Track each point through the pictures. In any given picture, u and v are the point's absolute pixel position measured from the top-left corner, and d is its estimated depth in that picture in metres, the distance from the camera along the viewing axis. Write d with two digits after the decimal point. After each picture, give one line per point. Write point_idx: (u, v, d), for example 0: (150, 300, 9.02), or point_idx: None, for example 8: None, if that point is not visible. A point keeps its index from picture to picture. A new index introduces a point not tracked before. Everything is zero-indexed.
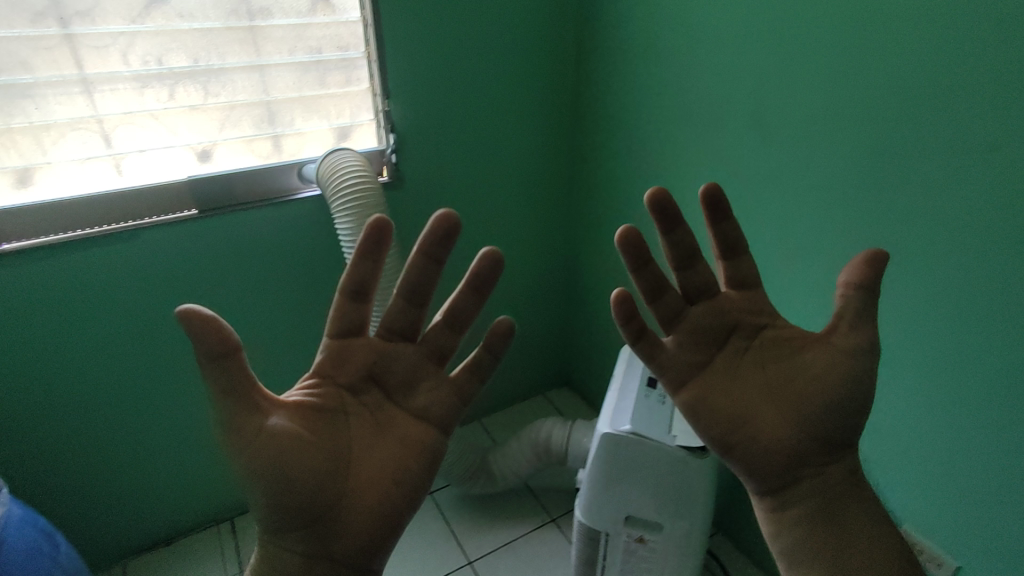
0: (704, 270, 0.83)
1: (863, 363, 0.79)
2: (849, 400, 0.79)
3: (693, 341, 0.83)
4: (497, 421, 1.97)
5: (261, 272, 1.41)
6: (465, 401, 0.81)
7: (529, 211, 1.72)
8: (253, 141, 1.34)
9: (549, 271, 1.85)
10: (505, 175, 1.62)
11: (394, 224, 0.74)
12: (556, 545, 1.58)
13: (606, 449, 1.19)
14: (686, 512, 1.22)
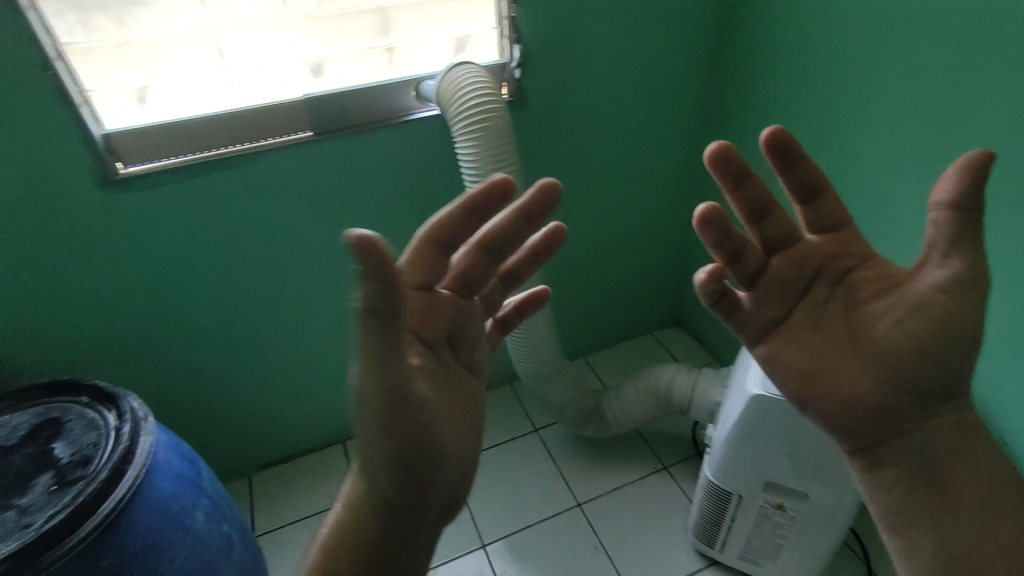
0: (782, 221, 0.66)
1: (970, 303, 0.60)
2: (948, 347, 0.61)
3: (772, 297, 0.68)
4: (605, 358, 1.88)
5: (374, 197, 1.32)
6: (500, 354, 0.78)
7: (659, 135, 1.52)
8: (367, 53, 1.22)
9: (672, 203, 1.67)
10: (636, 92, 1.42)
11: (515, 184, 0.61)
12: (669, 494, 1.51)
13: (752, 412, 1.07)
14: (839, 485, 1.08)
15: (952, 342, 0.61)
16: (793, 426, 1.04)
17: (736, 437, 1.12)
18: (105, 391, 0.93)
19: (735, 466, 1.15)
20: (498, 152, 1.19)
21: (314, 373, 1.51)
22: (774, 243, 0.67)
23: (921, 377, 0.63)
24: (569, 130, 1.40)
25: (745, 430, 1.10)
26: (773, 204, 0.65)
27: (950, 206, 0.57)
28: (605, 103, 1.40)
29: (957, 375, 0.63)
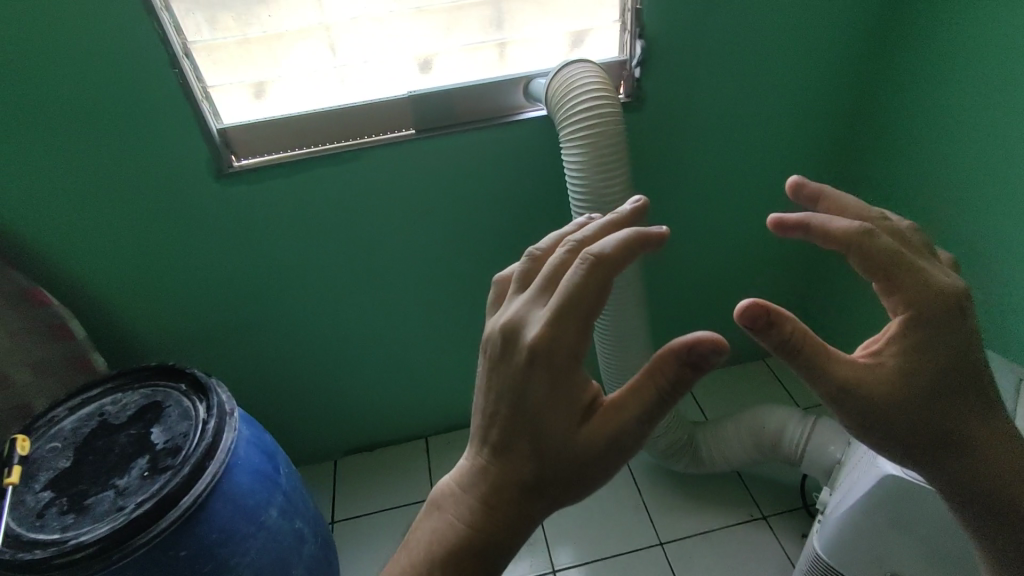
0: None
1: (869, 401, 0.66)
2: (883, 432, 0.70)
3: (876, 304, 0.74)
4: (705, 382, 1.71)
5: (472, 200, 1.26)
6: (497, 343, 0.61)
7: (797, 145, 1.32)
8: (479, 48, 1.15)
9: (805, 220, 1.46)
10: (775, 96, 1.24)
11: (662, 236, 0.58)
12: (765, 550, 1.35)
13: (879, 493, 0.89)
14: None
15: (888, 427, 0.69)
16: (936, 521, 0.86)
17: (859, 519, 0.94)
18: (201, 381, 0.97)
19: (856, 552, 0.98)
20: (611, 162, 1.08)
21: (400, 370, 1.51)
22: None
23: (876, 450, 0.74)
24: (691, 137, 1.25)
25: (867, 511, 0.93)
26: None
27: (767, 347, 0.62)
28: (737, 108, 1.23)
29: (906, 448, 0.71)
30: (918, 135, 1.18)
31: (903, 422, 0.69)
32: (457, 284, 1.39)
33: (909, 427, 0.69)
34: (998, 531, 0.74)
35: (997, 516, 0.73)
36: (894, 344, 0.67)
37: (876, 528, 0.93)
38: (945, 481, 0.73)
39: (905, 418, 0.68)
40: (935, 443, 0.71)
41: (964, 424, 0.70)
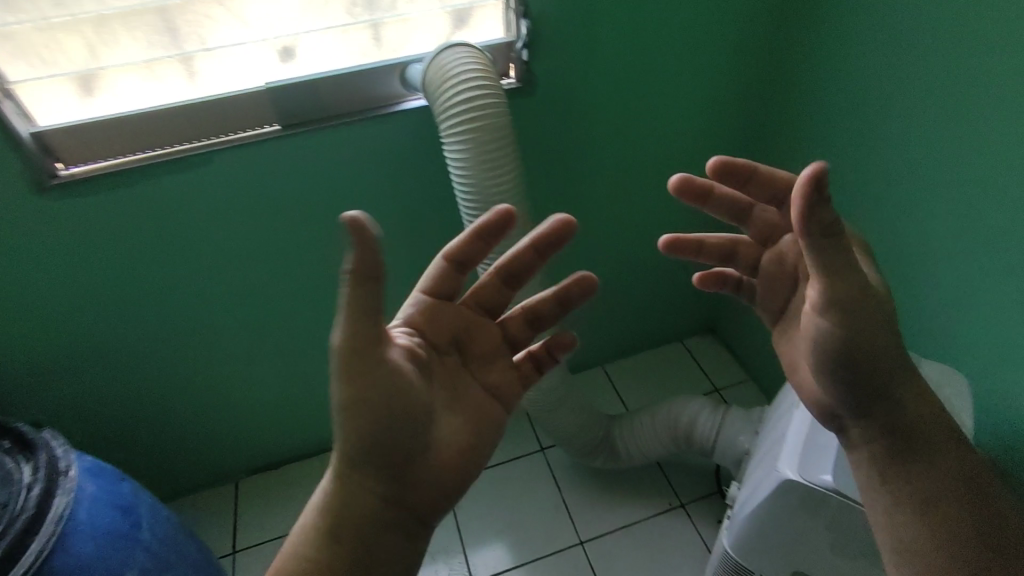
0: (765, 216, 0.68)
1: (874, 305, 0.57)
2: (866, 349, 0.59)
3: (769, 284, 0.70)
4: (624, 368, 1.69)
5: (356, 200, 1.15)
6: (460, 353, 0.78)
7: (700, 127, 1.27)
8: (348, 30, 1.02)
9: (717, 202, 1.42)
10: (674, 77, 1.17)
11: (513, 212, 0.71)
12: (683, 539, 1.34)
13: (779, 496, 0.87)
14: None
15: (870, 342, 0.59)
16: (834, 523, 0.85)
17: (762, 522, 0.93)
18: (28, 438, 0.85)
19: (764, 552, 0.96)
20: (499, 155, 0.99)
21: (299, 384, 1.40)
22: (759, 244, 0.70)
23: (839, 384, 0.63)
24: (590, 124, 1.18)
25: (770, 514, 0.91)
26: (745, 209, 0.68)
27: (796, 231, 0.51)
28: (638, 89, 1.15)
29: (875, 377, 0.62)
30: (819, 113, 1.14)
31: (882, 341, 0.59)
32: None
33: (885, 349, 0.60)
34: (947, 494, 0.64)
35: (946, 472, 0.64)
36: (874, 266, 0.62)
37: (779, 529, 0.91)
38: (901, 425, 0.64)
39: (886, 338, 0.59)
40: (898, 376, 0.63)
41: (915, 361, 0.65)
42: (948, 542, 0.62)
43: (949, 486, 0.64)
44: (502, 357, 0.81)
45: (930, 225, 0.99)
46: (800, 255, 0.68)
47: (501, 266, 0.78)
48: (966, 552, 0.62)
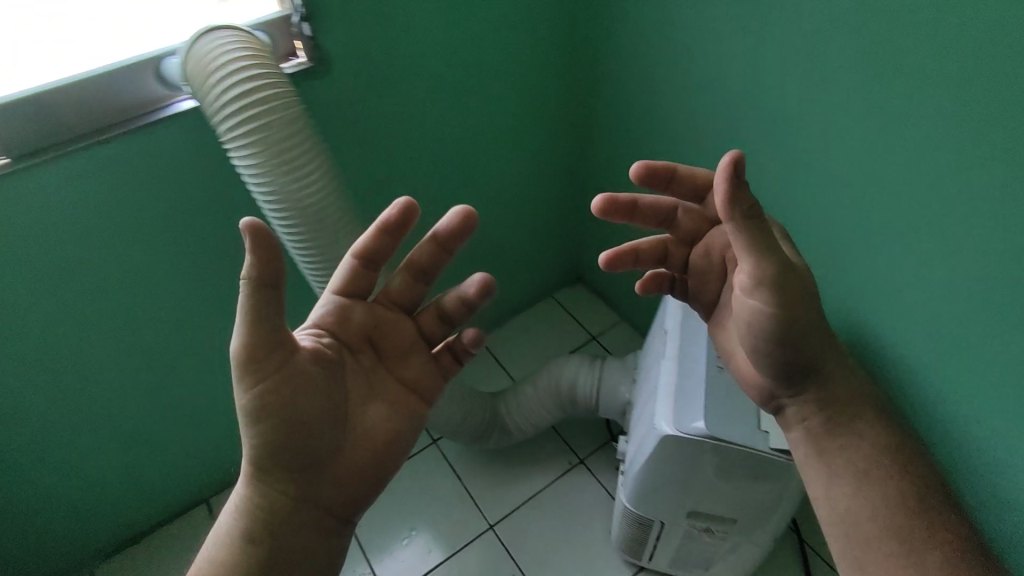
0: (691, 214, 0.65)
1: (797, 284, 0.54)
2: (798, 327, 0.56)
3: (703, 279, 0.66)
4: (503, 337, 1.65)
5: (143, 229, 0.95)
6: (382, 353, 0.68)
7: (523, 80, 1.21)
8: (69, 23, 0.80)
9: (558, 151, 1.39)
10: (486, 32, 1.08)
11: (417, 204, 0.63)
12: (587, 494, 1.36)
13: (662, 451, 0.87)
14: (766, 509, 0.93)
15: (800, 320, 0.55)
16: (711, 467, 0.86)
17: (648, 476, 0.93)
18: None
19: (657, 501, 0.98)
20: (298, 159, 0.85)
21: (136, 446, 1.20)
22: (688, 241, 0.66)
23: (774, 366, 0.60)
24: (406, 96, 1.06)
25: (657, 468, 0.91)
26: (671, 210, 0.65)
27: (726, 221, 0.47)
28: (446, 48, 1.05)
29: (807, 355, 0.59)
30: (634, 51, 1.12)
31: (811, 318, 0.56)
32: (171, 330, 1.09)
33: (815, 326, 0.57)
34: (889, 456, 0.59)
35: (885, 436, 0.60)
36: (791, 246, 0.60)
37: (668, 479, 0.92)
38: (825, 397, 0.62)
39: (812, 315, 0.56)
40: (823, 352, 0.60)
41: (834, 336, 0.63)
42: (911, 504, 0.56)
43: (890, 448, 0.60)
44: (419, 352, 0.69)
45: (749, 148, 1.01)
46: (726, 246, 0.64)
47: (410, 262, 0.68)
48: (930, 506, 0.56)
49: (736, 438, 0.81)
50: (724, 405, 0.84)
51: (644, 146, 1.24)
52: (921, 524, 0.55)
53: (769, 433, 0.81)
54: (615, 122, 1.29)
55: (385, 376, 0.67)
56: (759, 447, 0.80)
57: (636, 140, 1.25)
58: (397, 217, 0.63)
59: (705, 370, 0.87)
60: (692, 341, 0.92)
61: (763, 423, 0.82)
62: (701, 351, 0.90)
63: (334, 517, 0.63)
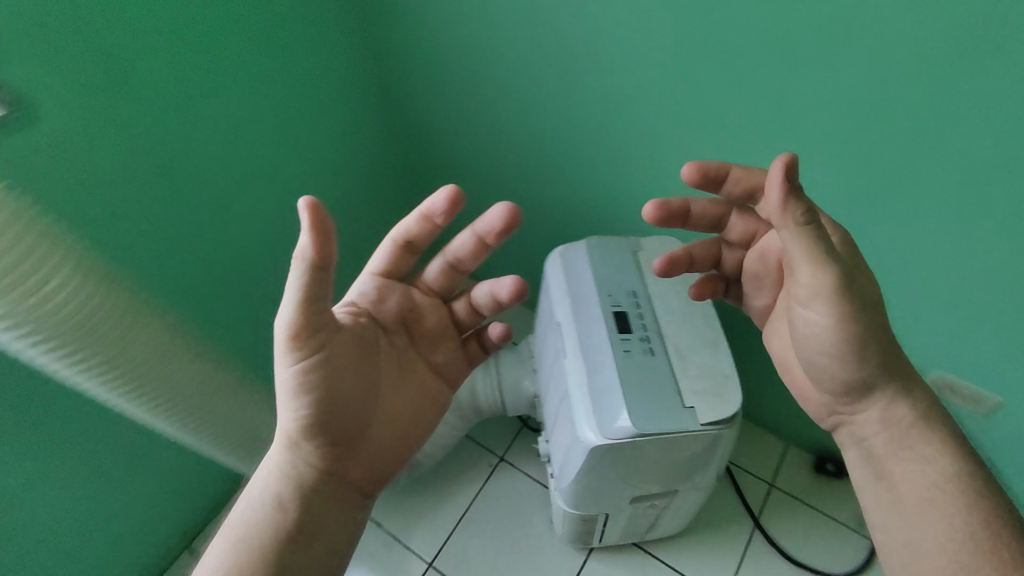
0: (747, 215, 0.54)
1: (863, 294, 0.46)
2: (865, 343, 0.48)
3: (755, 284, 0.55)
4: None
5: None
6: (417, 336, 0.64)
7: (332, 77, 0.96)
8: None
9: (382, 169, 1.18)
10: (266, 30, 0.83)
11: (460, 195, 0.56)
12: (518, 490, 1.28)
13: (594, 459, 0.79)
14: (703, 468, 0.90)
15: (866, 335, 0.48)
16: (647, 458, 0.80)
17: (584, 481, 0.86)
18: None
19: (599, 497, 0.91)
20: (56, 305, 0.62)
21: None
22: (743, 245, 0.56)
23: (833, 381, 0.51)
24: (182, 141, 0.77)
25: (592, 473, 0.83)
26: (724, 211, 0.55)
27: (781, 226, 0.43)
28: (216, 88, 0.80)
29: (874, 372, 0.50)
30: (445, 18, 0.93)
31: (881, 331, 0.48)
32: None
33: (885, 337, 0.49)
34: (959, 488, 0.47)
35: (958, 466, 0.48)
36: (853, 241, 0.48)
37: (606, 477, 0.85)
38: (882, 418, 0.51)
39: (877, 330, 0.48)
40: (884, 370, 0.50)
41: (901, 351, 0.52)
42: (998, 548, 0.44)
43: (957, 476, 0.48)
44: (451, 339, 0.66)
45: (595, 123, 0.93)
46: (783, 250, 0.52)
47: (448, 256, 0.63)
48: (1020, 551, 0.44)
49: (666, 425, 0.74)
50: (643, 393, 0.76)
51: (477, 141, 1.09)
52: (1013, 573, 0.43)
53: (697, 407, 0.76)
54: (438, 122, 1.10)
55: (414, 359, 0.64)
56: (691, 427, 0.74)
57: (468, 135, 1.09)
58: (441, 214, 0.57)
59: (614, 359, 0.79)
60: (591, 328, 0.82)
61: (686, 399, 0.76)
62: (603, 338, 0.81)
63: (363, 491, 0.59)
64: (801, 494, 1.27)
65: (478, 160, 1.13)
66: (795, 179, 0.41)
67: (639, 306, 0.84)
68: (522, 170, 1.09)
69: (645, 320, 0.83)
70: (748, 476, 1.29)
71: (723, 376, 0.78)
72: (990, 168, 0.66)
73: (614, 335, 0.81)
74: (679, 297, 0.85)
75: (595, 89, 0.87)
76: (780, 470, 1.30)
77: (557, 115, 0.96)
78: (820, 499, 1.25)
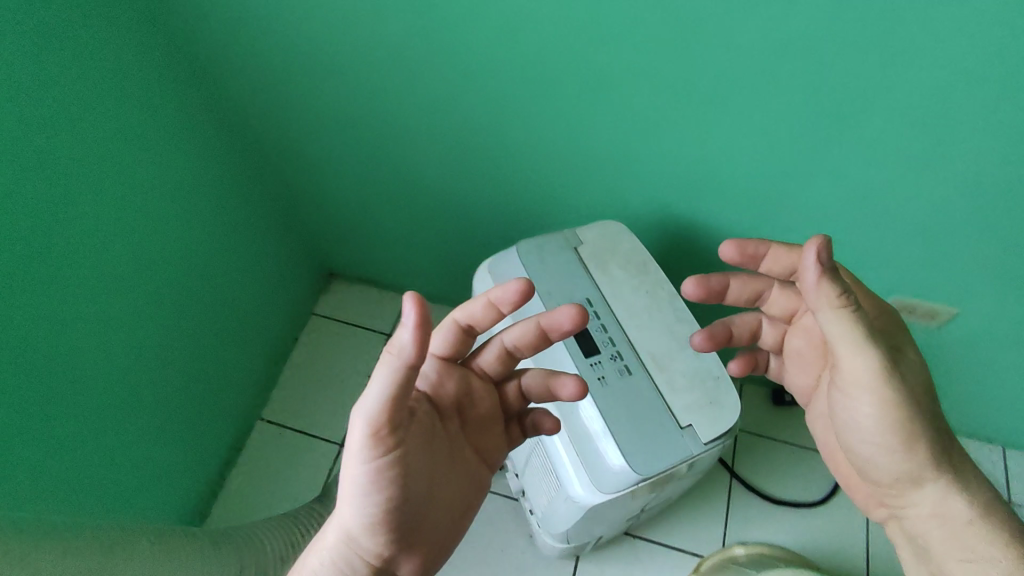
0: (787, 293, 0.58)
1: (907, 376, 0.49)
2: (915, 430, 0.49)
3: (800, 363, 0.58)
4: (284, 394, 1.29)
5: None
6: (472, 417, 0.50)
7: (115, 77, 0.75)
8: None
9: (228, 174, 0.98)
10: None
11: (532, 287, 0.45)
12: (488, 511, 1.16)
13: (592, 510, 0.66)
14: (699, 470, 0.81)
15: (918, 421, 0.49)
16: (647, 491, 0.68)
17: (577, 525, 0.74)
18: None
19: (594, 530, 0.80)
20: None
21: None
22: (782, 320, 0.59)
23: (882, 471, 0.52)
24: None
25: (589, 519, 0.71)
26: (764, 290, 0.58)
27: (816, 310, 0.45)
28: None
29: (927, 462, 0.50)
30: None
31: (928, 417, 0.50)
32: None
33: (936, 425, 0.50)
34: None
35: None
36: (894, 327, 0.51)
37: (603, 517, 0.73)
38: (943, 513, 0.51)
39: (924, 417, 0.49)
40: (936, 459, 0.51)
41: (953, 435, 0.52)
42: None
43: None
44: (498, 423, 0.53)
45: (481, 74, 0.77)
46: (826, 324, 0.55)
47: (503, 342, 0.51)
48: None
49: (667, 458, 0.63)
50: (632, 425, 0.64)
51: (348, 116, 0.91)
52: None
53: (694, 426, 0.65)
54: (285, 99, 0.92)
55: (468, 447, 0.50)
56: (694, 451, 0.64)
57: (333, 111, 0.91)
58: (511, 304, 0.45)
59: (589, 393, 0.65)
60: (553, 359, 0.68)
61: (680, 419, 0.65)
62: (570, 367, 0.67)
63: None
64: (764, 428, 1.25)
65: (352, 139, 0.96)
66: (827, 272, 0.43)
67: (599, 316, 0.71)
68: (409, 142, 0.92)
69: (610, 332, 0.70)
70: None
71: (713, 379, 0.67)
72: (916, 68, 0.60)
73: (581, 363, 0.67)
74: (639, 294, 0.72)
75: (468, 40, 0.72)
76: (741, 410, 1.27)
77: (432, 71, 0.79)
78: (783, 431, 1.24)
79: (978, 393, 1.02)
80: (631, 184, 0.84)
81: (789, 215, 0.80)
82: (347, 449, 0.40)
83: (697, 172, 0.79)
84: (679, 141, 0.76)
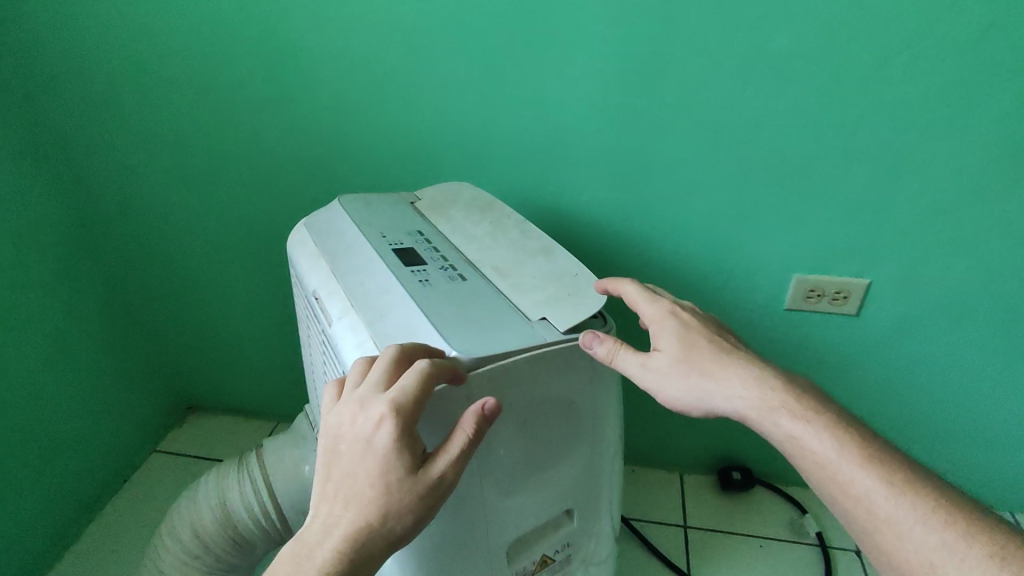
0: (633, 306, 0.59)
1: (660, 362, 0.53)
2: (677, 393, 0.53)
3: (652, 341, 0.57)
4: (86, 552, 0.98)
5: None
6: (333, 448, 0.43)
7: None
8: None
9: (25, 226, 0.86)
10: None
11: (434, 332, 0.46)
12: None
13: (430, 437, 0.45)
14: (603, 446, 0.59)
15: (676, 386, 0.53)
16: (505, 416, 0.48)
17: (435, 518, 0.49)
18: None
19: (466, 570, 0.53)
20: None
21: None
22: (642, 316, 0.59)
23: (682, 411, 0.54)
24: None
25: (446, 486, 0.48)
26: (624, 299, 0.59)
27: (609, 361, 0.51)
28: None
29: (702, 391, 0.53)
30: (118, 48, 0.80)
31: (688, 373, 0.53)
32: None
33: (703, 373, 0.53)
34: None
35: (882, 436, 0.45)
36: (669, 328, 0.55)
37: (470, 504, 0.50)
38: (731, 409, 0.52)
39: (685, 381, 0.53)
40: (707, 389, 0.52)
41: (732, 347, 0.54)
42: (911, 506, 0.44)
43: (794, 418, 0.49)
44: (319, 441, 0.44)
45: (310, 65, 0.77)
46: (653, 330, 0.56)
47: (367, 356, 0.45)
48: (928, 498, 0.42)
49: (510, 343, 0.47)
50: (469, 313, 0.49)
51: (208, 175, 0.89)
52: (943, 531, 0.43)
53: (549, 318, 0.50)
54: (118, 135, 0.87)
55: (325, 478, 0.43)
56: (550, 338, 0.48)
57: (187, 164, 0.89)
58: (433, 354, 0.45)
59: (405, 291, 0.50)
60: (363, 273, 0.53)
61: (529, 312, 0.50)
62: (382, 275, 0.52)
63: None
64: (718, 523, 0.99)
65: (207, 197, 0.91)
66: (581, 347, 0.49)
67: (430, 242, 0.58)
68: (274, 193, 0.89)
69: (442, 253, 0.57)
70: (652, 525, 0.99)
71: (571, 275, 0.54)
72: (728, 45, 0.67)
73: (400, 270, 0.53)
74: (480, 225, 0.61)
75: (335, 80, 0.77)
76: (685, 504, 1.02)
77: (294, 115, 0.81)
78: (746, 522, 1.00)
79: (924, 388, 0.90)
80: (483, 172, 0.81)
81: (660, 200, 0.79)
82: (410, 505, 0.41)
83: (558, 174, 0.79)
84: (517, 103, 0.75)
